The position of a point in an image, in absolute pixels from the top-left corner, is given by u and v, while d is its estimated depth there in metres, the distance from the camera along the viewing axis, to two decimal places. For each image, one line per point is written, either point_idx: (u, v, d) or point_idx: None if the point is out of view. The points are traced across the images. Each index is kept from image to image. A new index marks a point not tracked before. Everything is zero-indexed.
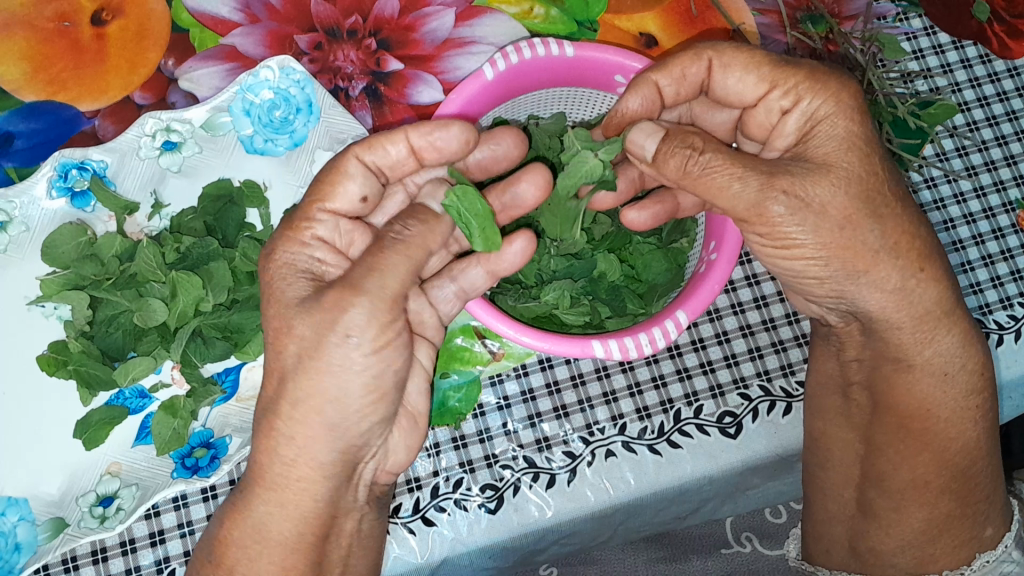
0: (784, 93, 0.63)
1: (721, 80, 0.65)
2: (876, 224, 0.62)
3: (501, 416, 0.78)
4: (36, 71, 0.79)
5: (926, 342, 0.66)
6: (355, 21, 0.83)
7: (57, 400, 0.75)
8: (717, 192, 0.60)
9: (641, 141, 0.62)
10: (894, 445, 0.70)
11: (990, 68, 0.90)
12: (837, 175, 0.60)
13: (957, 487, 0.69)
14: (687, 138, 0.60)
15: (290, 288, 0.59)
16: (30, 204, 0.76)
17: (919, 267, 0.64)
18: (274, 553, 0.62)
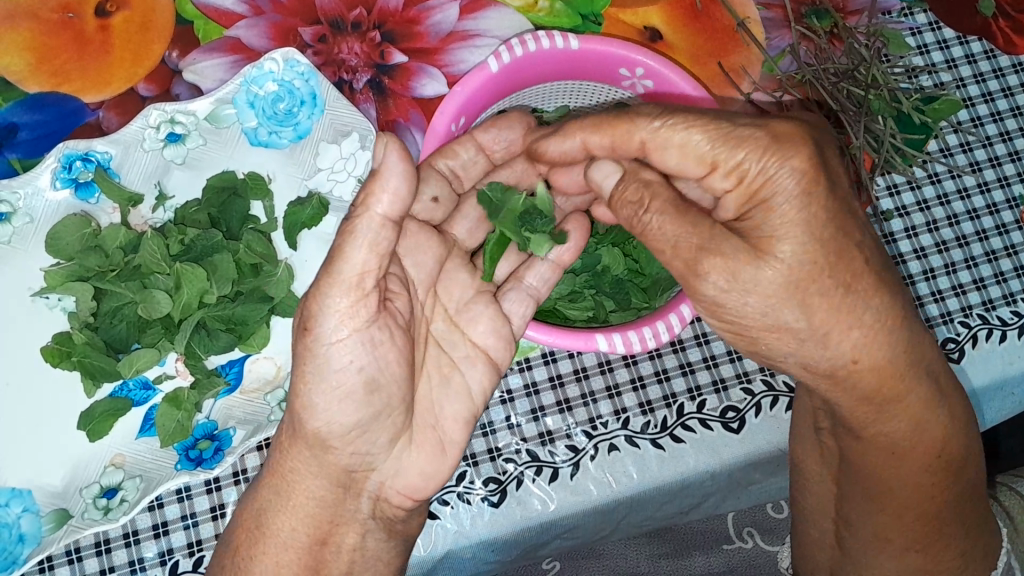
0: (725, 172, 0.57)
1: (661, 156, 0.59)
2: (819, 303, 0.56)
3: (505, 410, 0.78)
4: (39, 63, 0.79)
5: (868, 423, 0.63)
6: (359, 13, 0.83)
7: (61, 393, 0.75)
8: (660, 246, 0.57)
9: (603, 176, 0.62)
10: (861, 500, 0.68)
11: (996, 63, 0.90)
12: (777, 259, 0.55)
13: (922, 545, 0.67)
14: (638, 190, 0.59)
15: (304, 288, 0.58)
16: (34, 195, 0.75)
17: (856, 358, 0.58)
18: (291, 543, 0.63)
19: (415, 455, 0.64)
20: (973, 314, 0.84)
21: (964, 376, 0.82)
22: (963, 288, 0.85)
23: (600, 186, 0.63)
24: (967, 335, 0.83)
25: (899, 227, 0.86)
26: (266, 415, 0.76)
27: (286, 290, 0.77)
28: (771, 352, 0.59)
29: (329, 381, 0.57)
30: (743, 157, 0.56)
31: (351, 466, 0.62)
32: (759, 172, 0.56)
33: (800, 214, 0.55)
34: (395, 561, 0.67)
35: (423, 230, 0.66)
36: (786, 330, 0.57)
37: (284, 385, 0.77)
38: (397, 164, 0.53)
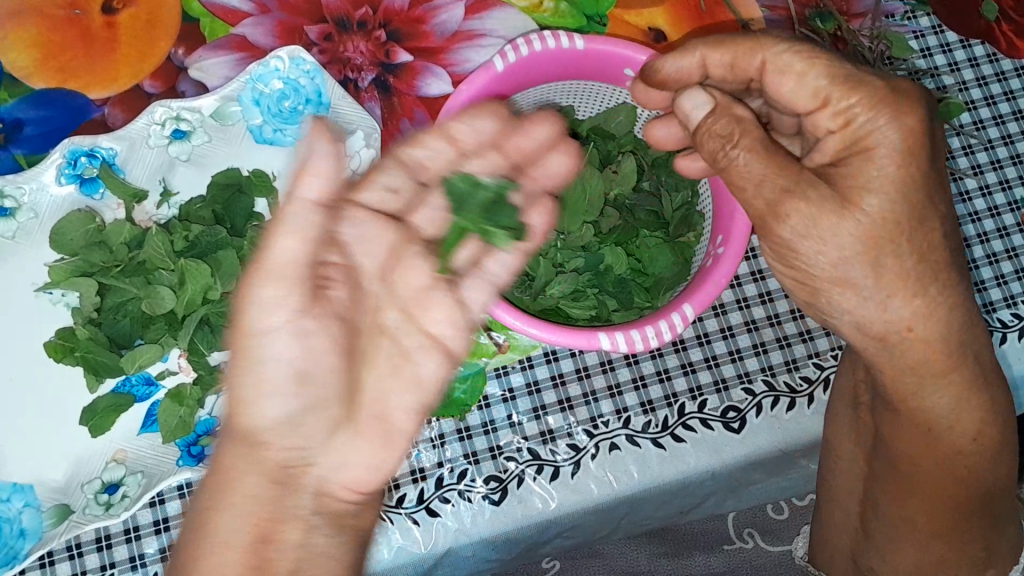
0: (834, 113, 0.56)
1: (774, 83, 0.58)
2: (891, 263, 0.54)
3: (506, 408, 0.78)
4: (45, 59, 0.79)
5: (913, 396, 0.61)
6: (365, 12, 0.83)
7: (64, 388, 0.75)
8: (742, 183, 0.55)
9: (691, 105, 0.58)
10: (887, 485, 0.68)
11: (998, 66, 0.90)
12: (860, 210, 0.53)
13: (945, 533, 0.67)
14: (729, 122, 0.56)
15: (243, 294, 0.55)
16: (39, 190, 0.76)
17: (910, 325, 0.56)
18: (232, 543, 0.52)
19: (361, 444, 0.56)
20: None
21: (1008, 365, 0.82)
22: None
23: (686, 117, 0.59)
24: None
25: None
26: None
27: None
28: (827, 307, 0.58)
29: (259, 380, 0.53)
30: (856, 101, 0.54)
31: (286, 461, 0.55)
32: (866, 121, 0.54)
33: (898, 169, 0.53)
34: (348, 560, 0.55)
35: (375, 220, 0.59)
36: (848, 285, 0.55)
37: None
38: (323, 142, 0.51)
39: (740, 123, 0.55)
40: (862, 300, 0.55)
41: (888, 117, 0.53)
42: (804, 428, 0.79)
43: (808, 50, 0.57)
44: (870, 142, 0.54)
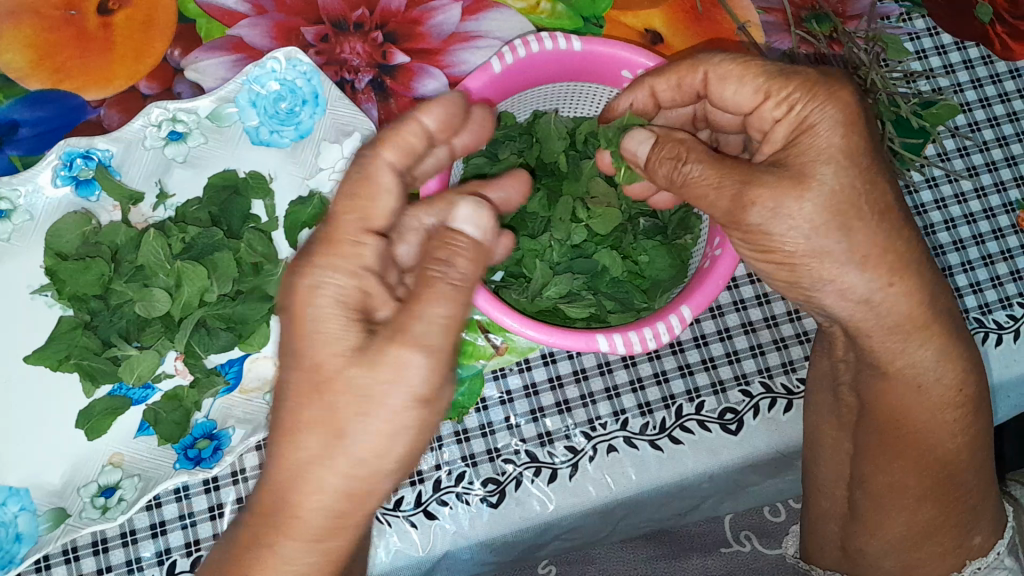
0: (777, 103, 0.60)
1: (719, 91, 0.62)
2: (859, 227, 0.57)
3: (504, 410, 0.78)
4: (41, 59, 0.79)
5: (895, 355, 0.62)
6: (362, 13, 0.83)
7: (60, 394, 0.75)
8: (700, 195, 0.58)
9: (636, 145, 0.62)
10: (877, 451, 0.66)
11: (992, 69, 0.90)
12: (819, 183, 0.56)
13: (938, 493, 0.65)
14: (675, 147, 0.59)
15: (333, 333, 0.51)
16: (34, 193, 0.76)
17: (889, 282, 0.58)
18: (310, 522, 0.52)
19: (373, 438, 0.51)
20: (969, 318, 0.84)
21: (989, 365, 0.83)
22: (959, 291, 0.85)
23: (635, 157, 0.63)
24: None
25: (936, 221, 0.87)
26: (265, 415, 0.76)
27: None
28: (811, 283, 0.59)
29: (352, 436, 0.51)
30: (794, 90, 0.59)
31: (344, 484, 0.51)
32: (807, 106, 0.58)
33: (841, 140, 0.56)
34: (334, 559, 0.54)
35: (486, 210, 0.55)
36: (823, 255, 0.57)
37: None
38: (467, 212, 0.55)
39: (683, 143, 0.59)
40: (839, 264, 0.57)
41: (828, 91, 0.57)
42: (785, 433, 0.80)
43: (745, 57, 0.61)
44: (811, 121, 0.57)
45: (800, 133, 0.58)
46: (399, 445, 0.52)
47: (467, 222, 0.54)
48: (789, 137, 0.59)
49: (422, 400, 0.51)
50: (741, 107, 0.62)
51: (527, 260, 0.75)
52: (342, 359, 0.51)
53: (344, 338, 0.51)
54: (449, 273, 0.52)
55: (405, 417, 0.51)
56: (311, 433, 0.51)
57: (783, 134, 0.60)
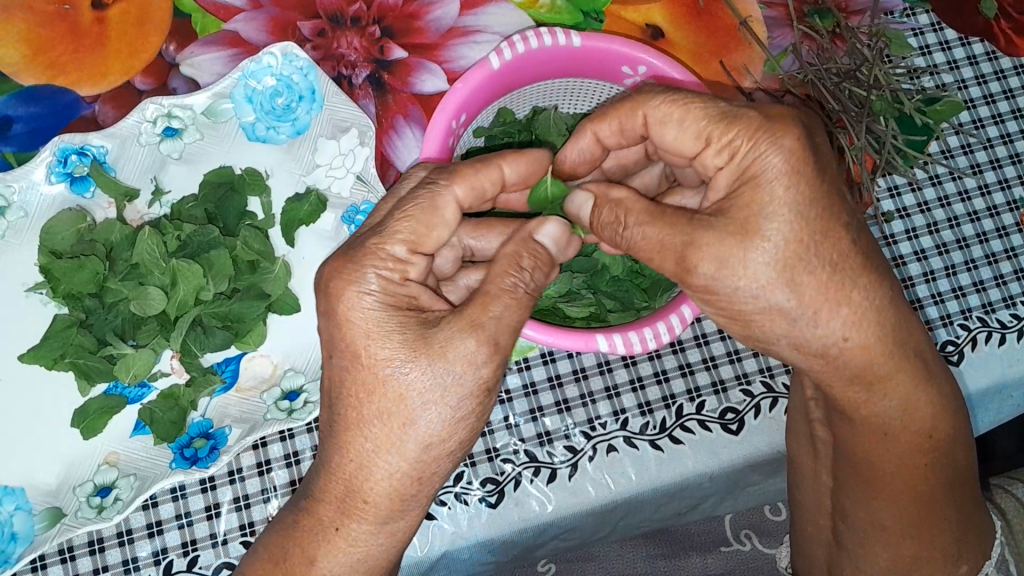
0: (719, 148, 0.57)
1: (660, 134, 0.59)
2: (807, 280, 0.55)
3: (503, 410, 0.78)
4: (35, 55, 0.78)
5: (860, 405, 0.61)
6: (358, 8, 0.82)
7: (56, 393, 0.74)
8: (652, 254, 0.57)
9: (578, 205, 0.61)
10: (854, 484, 0.66)
11: (997, 64, 0.89)
12: (764, 238, 0.54)
13: (915, 531, 0.66)
14: (614, 209, 0.58)
15: (387, 339, 0.55)
16: (29, 189, 0.75)
17: (845, 335, 0.57)
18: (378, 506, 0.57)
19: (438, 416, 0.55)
20: (972, 317, 0.84)
21: (961, 379, 0.82)
22: (962, 290, 0.84)
23: (580, 217, 0.62)
24: (966, 338, 0.83)
25: (899, 228, 0.85)
26: (261, 414, 0.75)
27: (283, 288, 0.76)
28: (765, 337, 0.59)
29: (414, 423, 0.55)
30: (735, 135, 0.56)
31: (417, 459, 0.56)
32: (750, 152, 0.55)
33: (783, 193, 0.54)
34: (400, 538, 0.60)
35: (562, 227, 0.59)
36: (778, 312, 0.56)
37: (281, 383, 0.76)
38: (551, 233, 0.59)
39: (621, 205, 0.58)
40: (792, 322, 0.56)
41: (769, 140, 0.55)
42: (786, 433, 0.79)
43: (682, 96, 0.58)
44: (755, 171, 0.55)
45: (742, 180, 0.56)
46: (462, 428, 0.56)
47: (547, 237, 0.58)
48: (730, 186, 0.57)
49: (481, 391, 0.55)
50: (684, 149, 0.59)
51: None
52: (403, 361, 0.54)
53: (403, 335, 0.55)
54: (518, 281, 0.55)
55: (467, 407, 0.55)
56: (376, 422, 0.55)
57: (724, 184, 0.57)
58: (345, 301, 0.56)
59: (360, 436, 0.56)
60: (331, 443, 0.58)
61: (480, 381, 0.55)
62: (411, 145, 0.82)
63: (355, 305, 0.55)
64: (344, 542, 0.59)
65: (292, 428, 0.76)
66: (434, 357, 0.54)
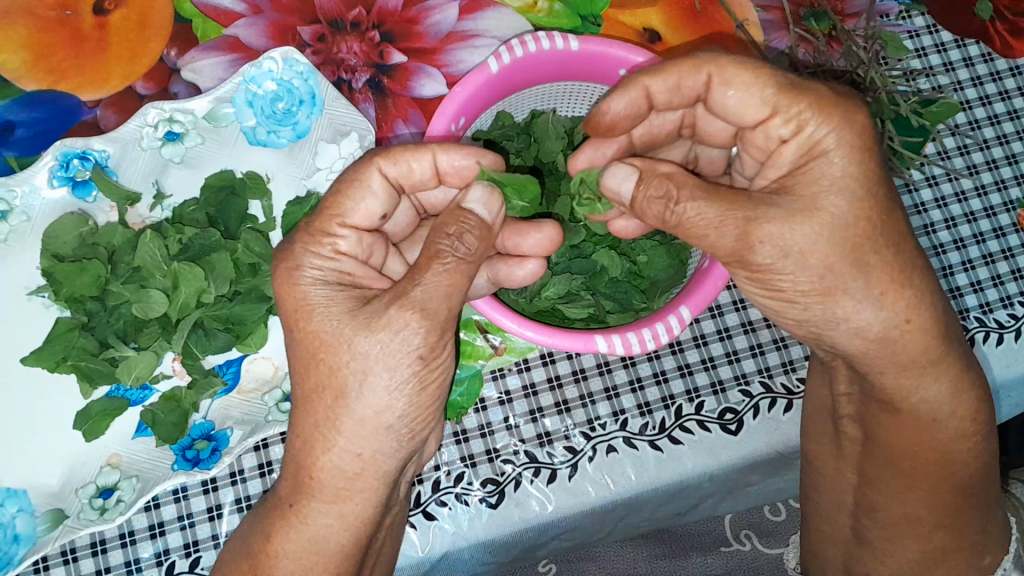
0: (785, 120, 0.58)
1: (721, 96, 0.59)
2: (874, 260, 0.56)
3: (503, 411, 0.78)
4: (37, 60, 0.79)
5: (908, 393, 0.62)
6: (358, 13, 0.83)
7: (58, 394, 0.75)
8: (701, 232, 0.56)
9: (618, 182, 0.60)
10: (889, 478, 0.67)
11: (993, 66, 0.90)
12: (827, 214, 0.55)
13: (950, 521, 0.66)
14: (662, 183, 0.57)
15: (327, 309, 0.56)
16: (31, 193, 0.76)
17: (908, 318, 0.58)
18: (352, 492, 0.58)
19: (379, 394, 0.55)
20: (970, 317, 0.84)
21: (988, 366, 0.83)
22: (960, 290, 0.85)
23: (618, 193, 0.60)
24: (964, 338, 0.83)
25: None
26: (264, 415, 0.76)
27: None
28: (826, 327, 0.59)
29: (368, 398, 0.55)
30: (804, 108, 0.57)
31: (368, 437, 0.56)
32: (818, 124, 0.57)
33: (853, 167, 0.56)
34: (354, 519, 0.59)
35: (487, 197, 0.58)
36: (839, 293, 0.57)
37: (281, 385, 0.76)
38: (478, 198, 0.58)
39: (672, 179, 0.56)
40: (857, 302, 0.57)
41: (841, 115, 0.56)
42: (785, 434, 0.79)
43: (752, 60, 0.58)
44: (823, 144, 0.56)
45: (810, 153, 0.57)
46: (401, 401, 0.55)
47: (477, 203, 0.58)
48: (794, 159, 0.58)
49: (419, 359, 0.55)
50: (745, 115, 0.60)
51: None
52: (332, 330, 0.55)
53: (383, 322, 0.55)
54: (452, 250, 0.55)
55: (402, 377, 0.55)
56: (369, 421, 0.56)
57: (788, 158, 0.58)
58: (280, 277, 0.58)
59: (344, 432, 0.56)
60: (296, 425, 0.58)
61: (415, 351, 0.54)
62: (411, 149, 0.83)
63: (287, 279, 0.57)
64: (297, 520, 0.60)
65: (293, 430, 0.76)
66: (361, 326, 0.55)
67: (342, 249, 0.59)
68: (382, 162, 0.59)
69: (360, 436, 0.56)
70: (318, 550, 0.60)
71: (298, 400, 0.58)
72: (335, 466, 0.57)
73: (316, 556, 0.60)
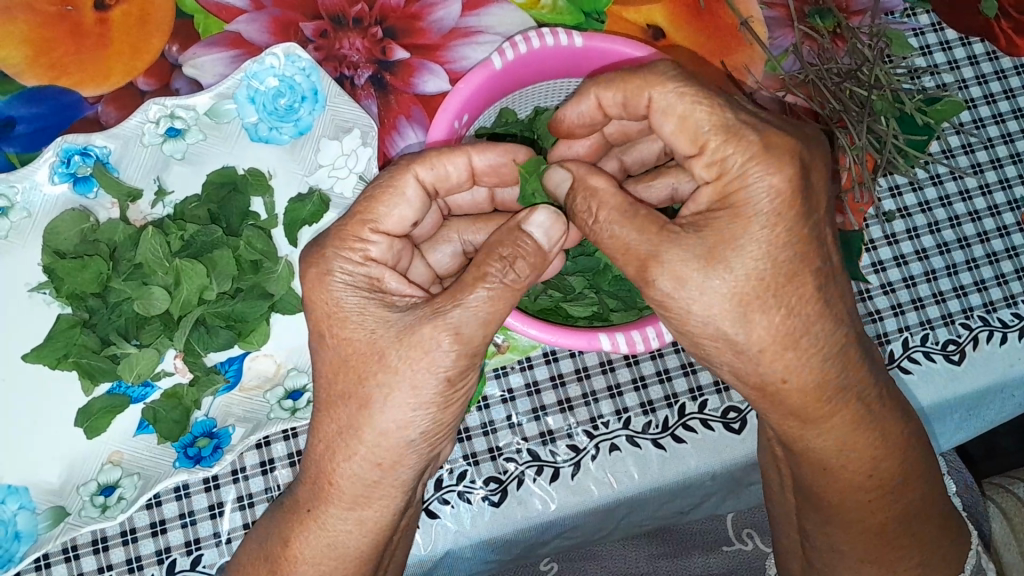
0: (710, 160, 0.56)
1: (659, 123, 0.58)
2: (760, 319, 0.55)
3: (506, 409, 0.78)
4: (38, 55, 0.78)
5: (797, 438, 0.62)
6: (361, 9, 0.82)
7: (59, 392, 0.75)
8: (619, 251, 0.56)
9: (558, 182, 0.60)
10: (819, 512, 0.66)
11: (998, 64, 0.90)
12: (726, 268, 0.54)
13: (874, 557, 0.67)
14: (587, 200, 0.57)
15: (359, 319, 0.56)
16: (32, 189, 0.75)
17: (784, 378, 0.57)
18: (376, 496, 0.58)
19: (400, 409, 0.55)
20: (974, 316, 0.84)
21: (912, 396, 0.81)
22: (964, 289, 0.85)
23: (556, 192, 0.61)
24: (967, 337, 0.83)
25: (901, 228, 0.86)
26: (265, 413, 0.75)
27: (286, 287, 0.76)
28: (711, 359, 0.59)
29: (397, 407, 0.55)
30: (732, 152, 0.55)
31: (394, 446, 0.56)
32: (739, 174, 0.55)
33: (763, 231, 0.54)
34: (375, 525, 0.60)
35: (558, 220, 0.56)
36: (738, 337, 0.56)
37: (284, 383, 0.76)
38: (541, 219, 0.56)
39: (595, 197, 0.57)
40: (737, 354, 0.57)
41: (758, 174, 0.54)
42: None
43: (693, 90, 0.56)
44: (739, 198, 0.55)
45: (723, 202, 0.55)
46: (422, 419, 0.55)
47: (537, 227, 0.56)
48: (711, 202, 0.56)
49: (451, 377, 0.54)
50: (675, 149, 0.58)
51: None
52: (364, 339, 0.55)
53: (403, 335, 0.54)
54: (498, 278, 0.54)
55: (431, 392, 0.54)
56: (392, 434, 0.55)
57: (705, 200, 0.57)
58: (309, 280, 0.58)
59: (364, 439, 0.56)
60: (319, 428, 0.58)
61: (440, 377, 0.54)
62: (413, 145, 0.82)
63: (317, 283, 0.57)
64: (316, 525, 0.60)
65: (295, 428, 0.76)
66: (394, 341, 0.54)
67: (372, 255, 0.59)
68: (419, 168, 0.59)
69: (381, 446, 0.56)
70: (336, 556, 0.60)
71: (322, 404, 0.58)
72: (356, 473, 0.57)
73: (334, 562, 0.61)
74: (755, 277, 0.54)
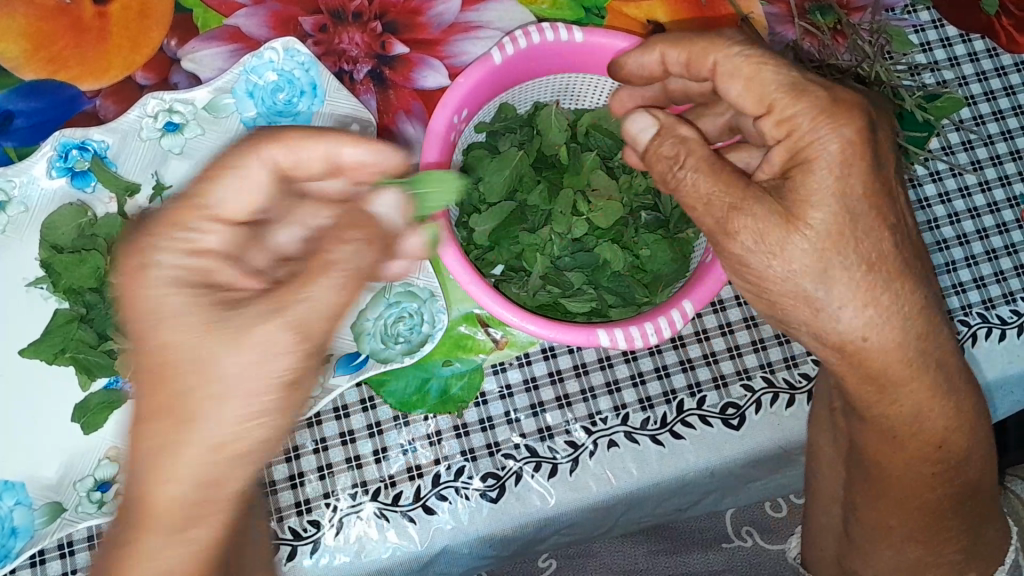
0: (778, 120, 0.55)
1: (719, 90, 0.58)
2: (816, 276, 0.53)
3: (504, 405, 0.78)
4: (37, 49, 0.78)
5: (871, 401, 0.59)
6: (360, 4, 0.82)
7: (57, 387, 0.74)
8: (693, 203, 0.57)
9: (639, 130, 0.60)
10: (865, 487, 0.66)
11: (998, 61, 0.90)
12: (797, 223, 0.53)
13: (922, 536, 0.65)
14: (675, 145, 0.58)
15: (187, 321, 0.49)
16: (30, 183, 0.75)
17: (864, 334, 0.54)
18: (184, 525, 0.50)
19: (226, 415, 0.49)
20: (972, 313, 0.84)
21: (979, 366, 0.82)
22: (963, 286, 0.84)
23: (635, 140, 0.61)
24: (966, 334, 0.83)
25: None
26: None
27: None
28: (789, 315, 0.57)
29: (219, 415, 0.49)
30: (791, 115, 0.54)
31: (214, 464, 0.50)
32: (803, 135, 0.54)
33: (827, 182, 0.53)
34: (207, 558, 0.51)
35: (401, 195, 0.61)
36: (804, 298, 0.54)
37: None
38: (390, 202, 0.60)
39: (685, 143, 0.57)
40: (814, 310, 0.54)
41: (826, 129, 0.53)
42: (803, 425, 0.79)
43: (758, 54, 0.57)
44: (811, 152, 0.53)
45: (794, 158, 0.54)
46: (259, 427, 0.51)
47: (386, 208, 0.60)
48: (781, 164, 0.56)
49: (287, 382, 0.51)
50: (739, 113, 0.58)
51: (527, 253, 0.74)
52: (191, 345, 0.49)
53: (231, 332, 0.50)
54: (344, 254, 0.52)
55: (265, 400, 0.51)
56: (220, 447, 0.49)
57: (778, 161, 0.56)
58: (126, 274, 0.50)
59: None
60: None
61: (284, 374, 0.50)
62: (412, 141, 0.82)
63: (136, 277, 0.50)
64: None
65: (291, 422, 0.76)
66: (228, 342, 0.49)
67: (204, 245, 0.52)
68: (270, 148, 0.56)
69: (208, 461, 0.49)
70: None
71: None
72: None
73: None
74: (821, 243, 0.53)
